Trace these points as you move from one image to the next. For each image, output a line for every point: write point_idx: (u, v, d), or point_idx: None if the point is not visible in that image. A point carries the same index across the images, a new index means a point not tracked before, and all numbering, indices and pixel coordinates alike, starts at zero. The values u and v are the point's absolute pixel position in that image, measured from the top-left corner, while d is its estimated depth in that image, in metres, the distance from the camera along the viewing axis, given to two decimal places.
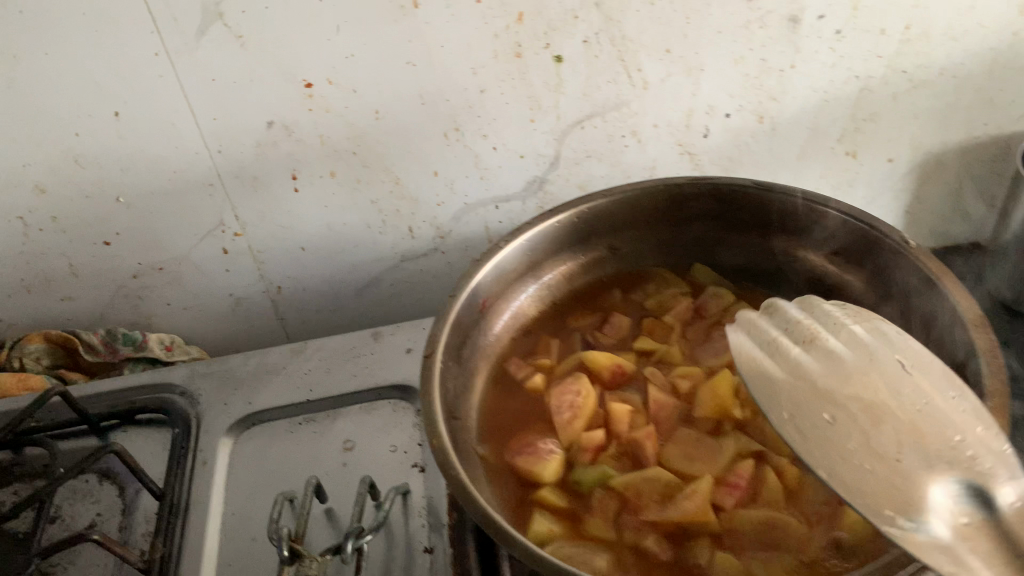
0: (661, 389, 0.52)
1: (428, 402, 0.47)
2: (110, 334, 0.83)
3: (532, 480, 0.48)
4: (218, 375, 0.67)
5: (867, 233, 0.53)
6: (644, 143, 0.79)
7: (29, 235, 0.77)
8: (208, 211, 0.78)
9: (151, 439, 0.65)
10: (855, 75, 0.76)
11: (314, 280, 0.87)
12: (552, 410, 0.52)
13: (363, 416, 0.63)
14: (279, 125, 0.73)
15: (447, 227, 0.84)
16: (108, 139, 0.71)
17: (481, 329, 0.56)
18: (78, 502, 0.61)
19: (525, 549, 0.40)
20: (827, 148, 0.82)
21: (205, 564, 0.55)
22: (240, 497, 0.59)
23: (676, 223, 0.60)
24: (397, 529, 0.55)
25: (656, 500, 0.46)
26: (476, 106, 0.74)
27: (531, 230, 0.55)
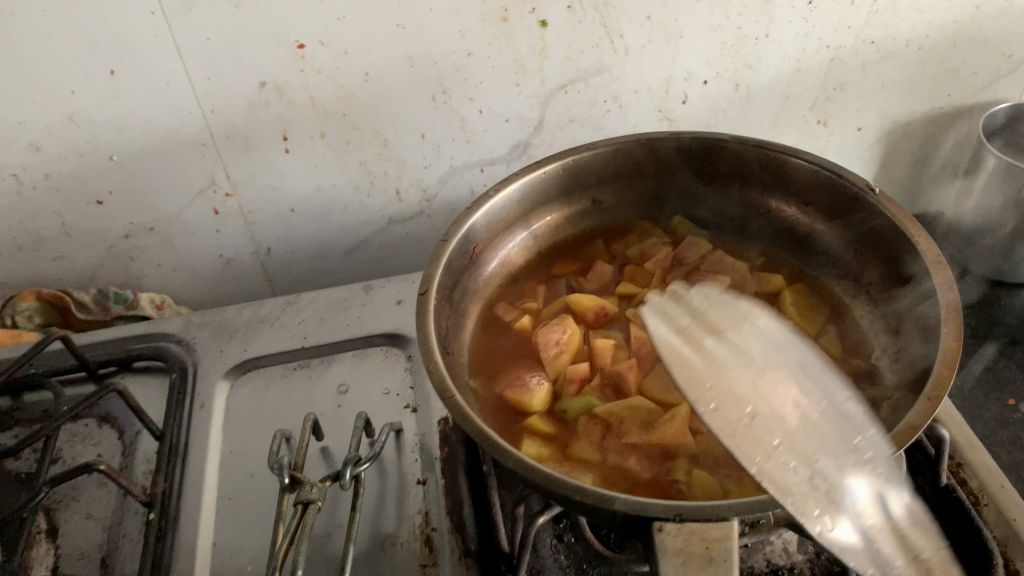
0: (643, 328, 0.56)
1: (424, 334, 0.50)
2: (102, 293, 0.85)
3: (521, 409, 0.51)
4: (213, 325, 0.70)
5: (834, 183, 0.56)
6: (625, 108, 0.82)
7: (22, 193, 0.78)
8: (201, 171, 0.80)
9: (148, 385, 0.67)
10: (827, 45, 0.80)
11: (304, 241, 0.89)
12: (539, 347, 0.55)
13: (356, 362, 0.66)
14: (271, 86, 0.74)
15: (433, 190, 0.87)
16: (103, 98, 0.72)
17: (471, 273, 0.58)
18: (78, 444, 0.63)
19: (518, 461, 0.42)
20: (798, 116, 0.86)
21: (206, 498, 0.57)
22: (239, 437, 0.61)
23: (656, 176, 0.63)
24: (391, 464, 0.58)
25: (637, 426, 0.49)
26: (463, 69, 0.76)
27: (519, 180, 0.58)
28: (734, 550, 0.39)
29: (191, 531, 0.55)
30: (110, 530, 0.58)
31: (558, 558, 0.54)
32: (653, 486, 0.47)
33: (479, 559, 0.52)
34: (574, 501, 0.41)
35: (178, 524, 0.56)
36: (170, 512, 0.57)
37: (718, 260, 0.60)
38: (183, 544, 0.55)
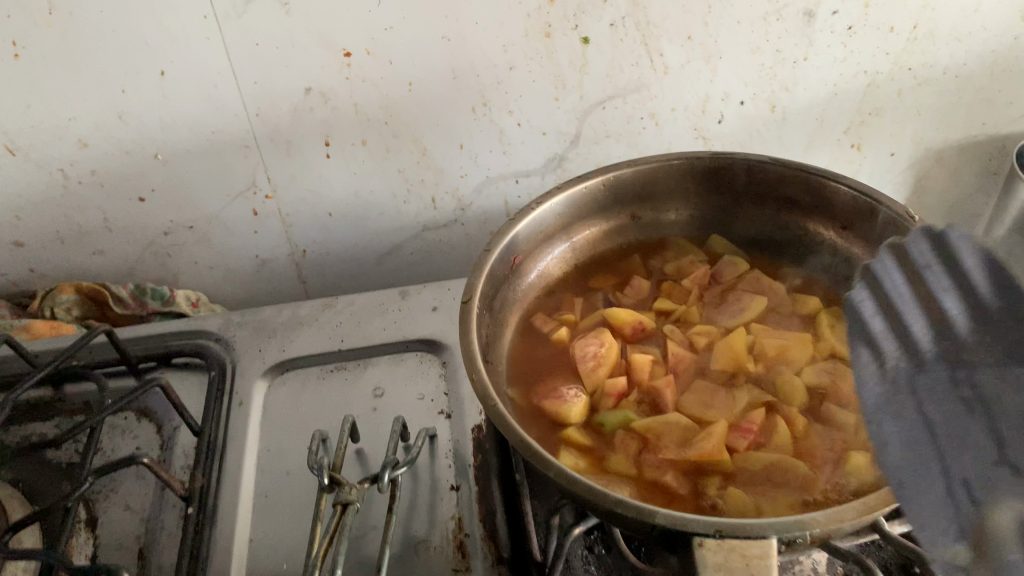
0: (680, 344, 0.57)
1: (466, 341, 0.51)
2: (139, 289, 0.86)
3: (558, 420, 0.52)
4: (252, 324, 0.71)
5: (873, 210, 0.56)
6: (661, 126, 0.83)
7: (68, 188, 0.80)
8: (242, 173, 0.81)
9: (187, 381, 0.68)
10: (864, 71, 0.80)
11: (338, 245, 0.90)
12: (577, 358, 0.56)
13: (392, 366, 0.67)
14: (316, 92, 0.75)
15: (468, 199, 0.88)
16: (153, 98, 0.74)
17: (511, 283, 0.60)
18: (117, 437, 0.64)
19: (559, 471, 0.43)
20: (832, 140, 0.86)
21: (242, 495, 0.58)
22: (276, 436, 0.62)
23: (696, 194, 0.64)
24: (424, 469, 0.59)
25: (674, 441, 0.50)
26: (504, 82, 0.77)
27: (561, 193, 0.59)
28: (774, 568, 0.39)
29: (228, 527, 0.56)
30: (148, 522, 0.59)
31: (589, 570, 0.54)
32: (689, 503, 0.47)
33: (511, 567, 0.53)
34: (612, 513, 0.42)
35: (215, 519, 0.57)
36: (208, 508, 0.58)
37: (755, 279, 0.61)
38: (220, 539, 0.56)
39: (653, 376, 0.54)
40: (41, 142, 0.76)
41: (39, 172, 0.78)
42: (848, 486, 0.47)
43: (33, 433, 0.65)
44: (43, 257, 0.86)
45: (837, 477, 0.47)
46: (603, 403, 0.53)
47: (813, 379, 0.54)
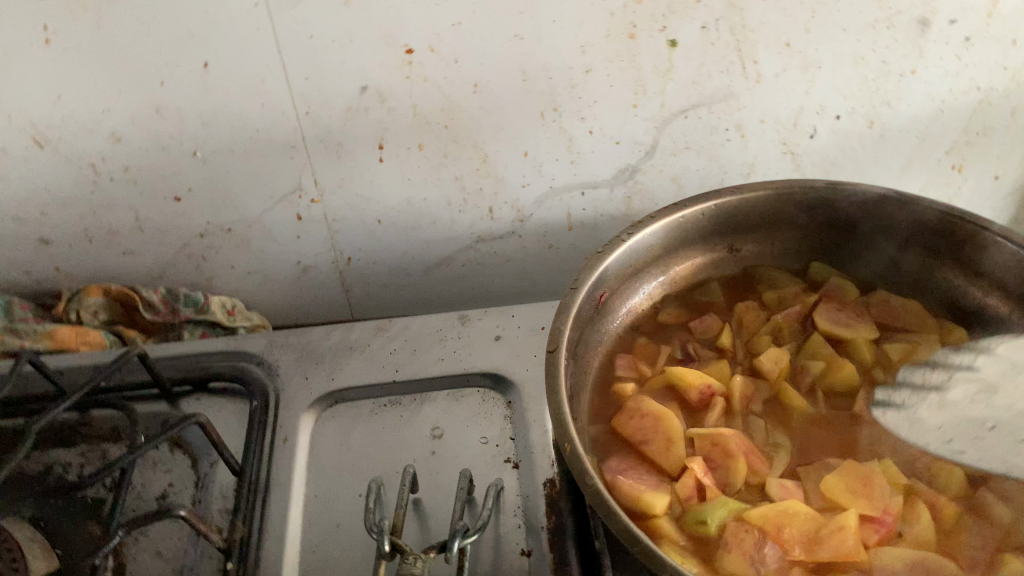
0: (790, 408, 0.50)
1: (555, 397, 0.45)
2: (171, 294, 0.80)
3: (639, 509, 0.44)
4: (297, 348, 0.65)
5: (1019, 260, 0.49)
6: (746, 138, 0.75)
7: (99, 185, 0.74)
8: (288, 174, 0.74)
9: (224, 409, 0.62)
10: (977, 86, 0.72)
11: (386, 254, 0.84)
12: (639, 434, 0.48)
13: (452, 403, 0.60)
14: (373, 91, 0.68)
15: (528, 211, 0.81)
16: (195, 92, 0.67)
17: (596, 323, 0.54)
18: (148, 470, 0.58)
19: (675, 573, 0.37)
20: (932, 160, 0.78)
21: (288, 549, 0.52)
22: (324, 480, 0.56)
23: (803, 227, 0.58)
24: (490, 529, 0.53)
25: (796, 532, 0.43)
26: (579, 86, 0.70)
27: (656, 223, 0.53)
28: None
29: None
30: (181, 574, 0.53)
31: None
32: None
33: None
34: None
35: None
36: (248, 562, 0.52)
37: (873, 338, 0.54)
38: None
39: (745, 451, 0.47)
40: (72, 134, 0.69)
41: (69, 167, 0.72)
42: None
43: (56, 462, 0.59)
44: (70, 256, 0.80)
45: None
46: (696, 486, 0.45)
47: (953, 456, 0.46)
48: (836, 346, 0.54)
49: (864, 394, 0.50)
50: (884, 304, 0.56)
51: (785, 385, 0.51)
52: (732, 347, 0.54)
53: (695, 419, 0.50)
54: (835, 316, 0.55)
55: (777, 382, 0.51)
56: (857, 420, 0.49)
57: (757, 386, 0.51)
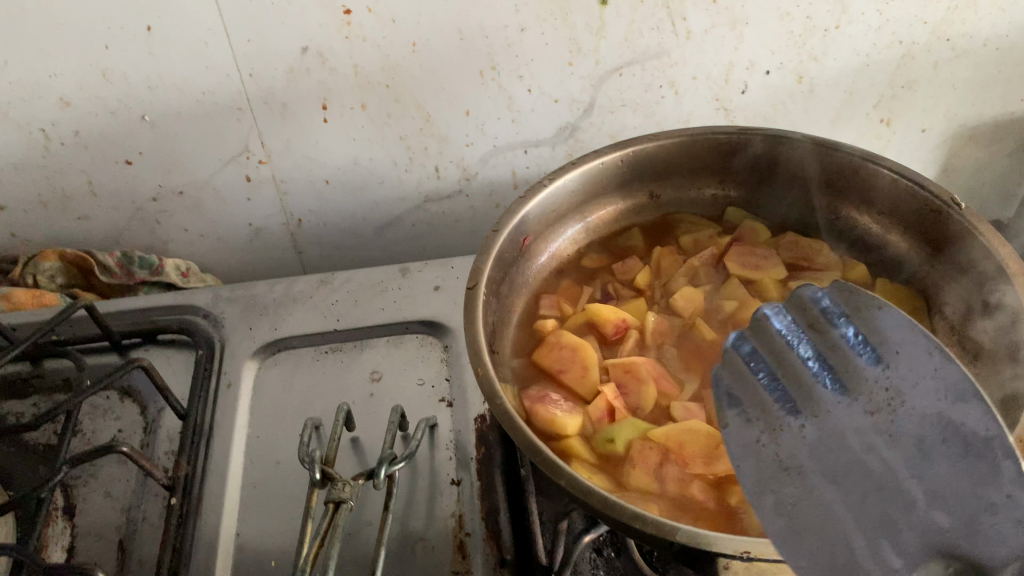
0: (701, 341, 0.53)
1: (472, 329, 0.47)
2: (126, 257, 0.82)
3: (553, 432, 0.47)
4: (243, 300, 0.67)
5: (915, 197, 0.52)
6: (680, 95, 0.78)
7: (49, 149, 0.75)
8: (235, 136, 0.76)
9: (172, 359, 0.64)
10: (900, 41, 0.75)
11: (336, 214, 0.86)
12: (557, 364, 0.51)
13: (391, 348, 0.63)
14: (313, 52, 0.70)
15: (473, 169, 0.83)
16: (138, 55, 0.68)
17: (519, 265, 0.56)
18: (99, 418, 0.61)
19: (573, 481, 0.39)
20: (861, 114, 0.81)
21: (230, 484, 0.55)
22: (266, 421, 0.59)
23: (719, 172, 0.60)
24: (423, 461, 0.55)
25: (698, 450, 0.46)
26: (514, 45, 0.72)
27: (576, 169, 0.56)
28: None
29: (212, 521, 0.53)
30: (129, 512, 0.55)
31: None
32: (715, 518, 0.43)
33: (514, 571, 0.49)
34: (631, 527, 0.38)
35: (199, 511, 0.53)
36: (192, 498, 0.54)
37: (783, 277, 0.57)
38: (204, 535, 0.52)
39: (655, 377, 0.50)
40: (20, 99, 0.71)
41: (19, 132, 0.73)
42: None
43: (9, 413, 0.61)
44: (26, 221, 0.82)
45: None
46: (607, 408, 0.48)
47: None
48: (748, 285, 0.57)
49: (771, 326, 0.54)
50: (792, 244, 0.59)
51: (699, 320, 0.54)
52: (649, 287, 0.58)
53: (610, 350, 0.53)
54: (746, 258, 0.58)
55: (691, 318, 0.54)
56: None
57: (671, 321, 0.55)
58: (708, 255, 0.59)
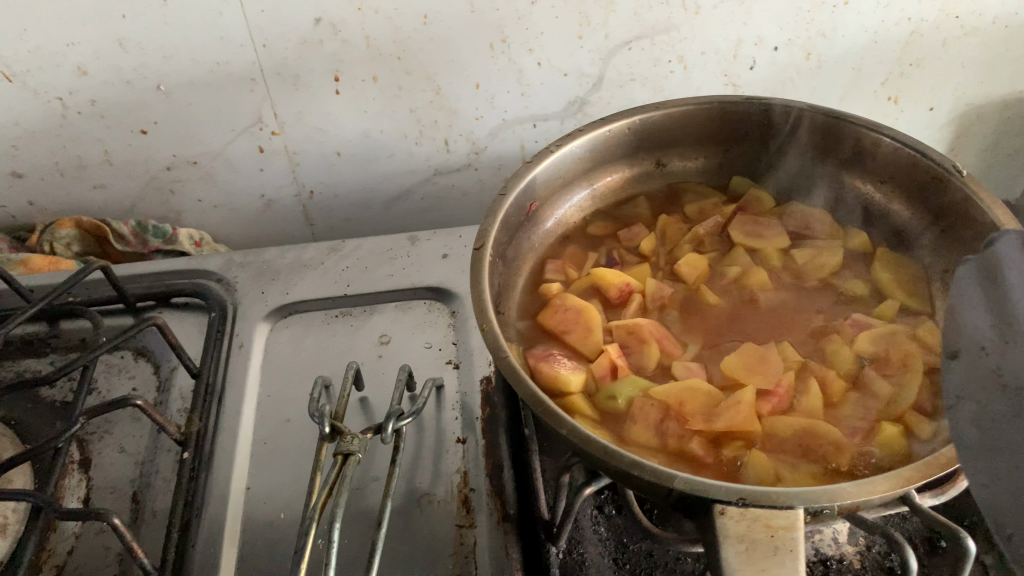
0: (702, 306, 0.54)
1: (478, 288, 0.48)
2: (140, 226, 0.84)
3: (556, 388, 0.48)
4: (255, 266, 0.68)
5: (917, 165, 0.53)
6: (689, 69, 0.79)
7: (66, 118, 0.76)
8: (248, 107, 0.77)
9: (186, 321, 0.66)
10: (908, 18, 0.75)
11: (347, 187, 0.87)
12: (561, 325, 0.52)
13: (399, 313, 0.64)
14: (327, 23, 0.71)
15: (482, 143, 0.84)
16: (154, 25, 0.69)
17: (525, 230, 0.57)
18: (113, 376, 0.62)
19: (574, 431, 0.40)
20: (868, 92, 0.82)
21: (241, 441, 0.56)
22: (277, 381, 0.60)
23: (725, 141, 0.61)
24: (429, 420, 0.57)
25: (698, 407, 0.46)
26: (525, 18, 0.72)
27: (584, 135, 0.56)
28: (801, 541, 0.36)
29: (223, 475, 0.54)
30: (143, 467, 0.57)
31: (598, 529, 0.53)
32: (713, 471, 0.44)
33: (517, 525, 0.51)
34: (630, 475, 0.39)
35: (211, 466, 0.55)
36: (204, 453, 0.56)
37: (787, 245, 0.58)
38: (216, 488, 0.54)
39: (658, 338, 0.51)
40: (37, 68, 0.71)
41: (36, 101, 0.74)
42: (879, 461, 0.44)
43: (27, 370, 0.63)
44: (42, 189, 0.83)
45: (865, 450, 0.45)
46: (610, 366, 0.49)
47: (846, 341, 0.51)
48: (751, 252, 0.58)
49: (773, 293, 0.54)
50: (795, 213, 0.60)
51: (702, 286, 0.55)
52: (654, 253, 0.59)
53: (614, 313, 0.54)
54: (750, 228, 0.59)
55: (694, 284, 0.55)
56: (764, 314, 0.53)
57: (675, 287, 0.55)
58: (713, 224, 0.59)
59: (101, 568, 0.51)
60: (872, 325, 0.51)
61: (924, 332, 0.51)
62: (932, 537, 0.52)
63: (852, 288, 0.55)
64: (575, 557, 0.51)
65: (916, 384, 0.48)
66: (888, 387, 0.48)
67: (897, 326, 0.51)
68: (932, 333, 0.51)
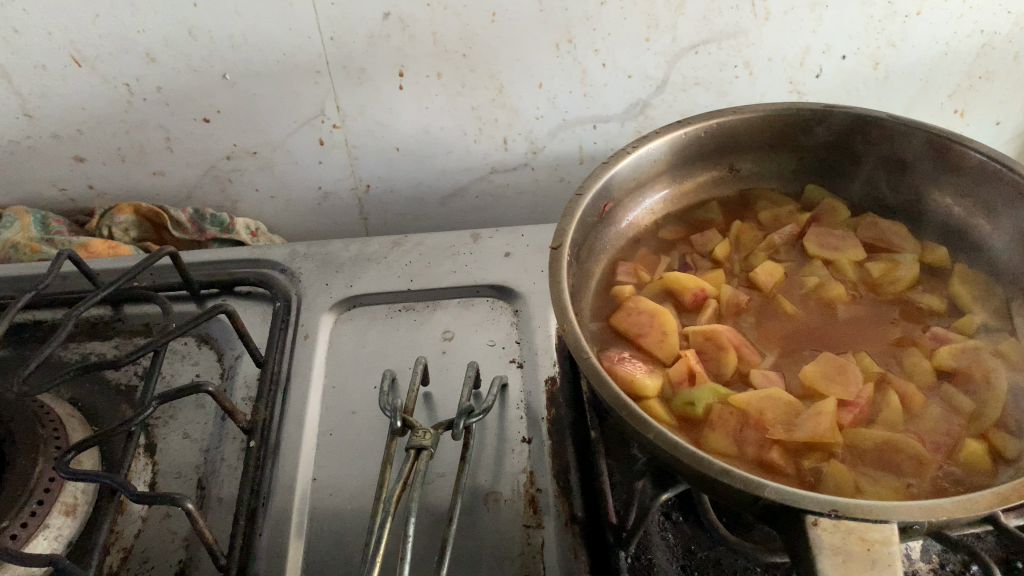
0: (777, 314, 0.54)
1: (557, 287, 0.48)
2: (199, 214, 0.84)
3: (633, 391, 0.48)
4: (319, 257, 0.69)
5: (1002, 179, 0.52)
6: (754, 76, 0.78)
7: (132, 104, 0.77)
8: (312, 99, 0.78)
9: (249, 310, 0.66)
10: (981, 30, 0.74)
11: (403, 181, 0.88)
12: (635, 328, 0.52)
13: (462, 310, 0.64)
14: (395, 17, 0.70)
15: (541, 143, 0.84)
16: (225, 15, 0.69)
17: (598, 231, 0.57)
18: (178, 363, 0.63)
19: (660, 435, 0.40)
20: (935, 104, 0.81)
21: (307, 431, 0.56)
22: (342, 373, 0.60)
23: (799, 149, 0.61)
24: (494, 419, 0.56)
25: (778, 416, 0.46)
26: (593, 19, 0.72)
27: (661, 138, 0.56)
28: (899, 556, 0.35)
29: (289, 465, 0.54)
30: (208, 453, 0.57)
31: (665, 536, 0.53)
32: (796, 482, 0.44)
33: (584, 528, 0.50)
34: (718, 482, 0.38)
35: (277, 455, 0.55)
36: (270, 442, 0.56)
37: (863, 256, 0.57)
38: (282, 477, 0.54)
39: (735, 345, 0.51)
40: (107, 53, 0.72)
41: (104, 86, 0.75)
42: (961, 477, 0.44)
43: (92, 353, 0.63)
44: (104, 174, 0.84)
45: (950, 466, 0.44)
46: (687, 372, 0.49)
47: (925, 355, 0.50)
48: (826, 262, 0.57)
49: (849, 304, 0.54)
50: (870, 225, 0.59)
51: (778, 294, 0.55)
52: (727, 260, 0.59)
53: (687, 318, 0.54)
54: (824, 240, 0.58)
55: (769, 293, 0.55)
56: (841, 324, 0.53)
57: (749, 295, 0.55)
58: (787, 233, 0.59)
59: (168, 553, 0.52)
60: (952, 339, 0.50)
61: (1005, 347, 0.50)
62: (1008, 558, 0.51)
63: (931, 302, 0.54)
64: (643, 562, 0.51)
65: (999, 401, 0.47)
66: (970, 403, 0.47)
67: (977, 342, 0.50)
68: (1013, 350, 0.50)
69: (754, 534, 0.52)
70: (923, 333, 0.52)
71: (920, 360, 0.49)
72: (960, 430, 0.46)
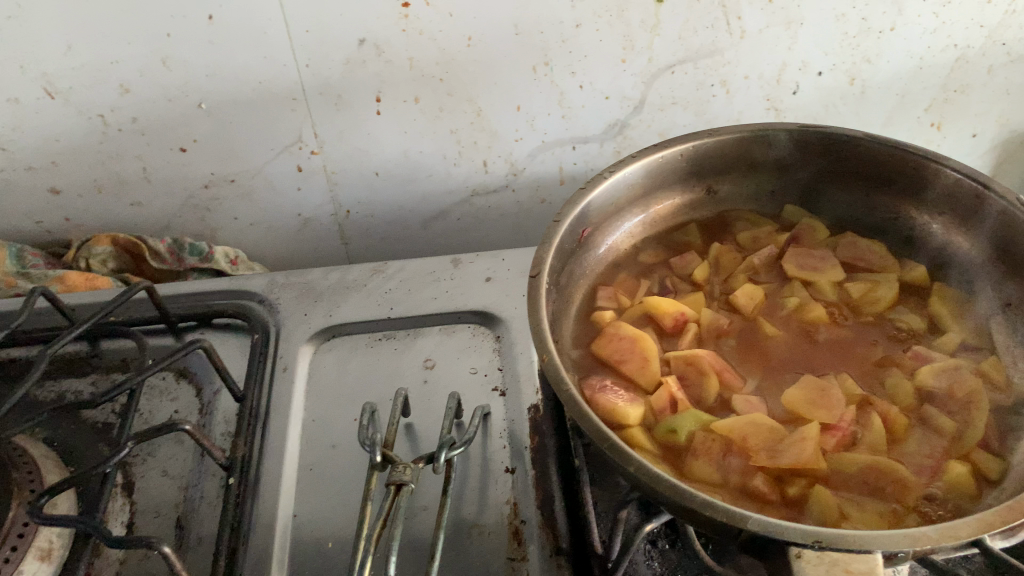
0: (759, 337, 0.53)
1: (535, 317, 0.47)
2: (177, 244, 0.83)
3: (615, 421, 0.47)
4: (298, 287, 0.68)
5: (978, 196, 0.52)
6: (732, 94, 0.78)
7: (107, 135, 0.76)
8: (290, 126, 0.77)
9: (228, 342, 0.65)
10: (955, 44, 0.74)
11: (383, 206, 0.87)
12: (616, 354, 0.52)
13: (444, 337, 0.64)
14: (371, 43, 0.70)
15: (521, 164, 0.84)
16: (199, 44, 0.69)
17: (577, 257, 0.57)
18: (156, 399, 0.62)
19: (641, 467, 0.39)
20: (912, 117, 0.81)
21: (287, 466, 0.55)
22: (323, 405, 0.59)
23: (776, 170, 0.61)
24: (476, 448, 0.56)
25: (762, 442, 0.45)
26: (569, 41, 0.72)
27: (637, 162, 0.56)
28: None
29: (269, 502, 0.53)
30: (186, 491, 0.56)
31: (652, 565, 0.52)
32: (780, 510, 0.43)
33: (570, 559, 0.50)
34: (700, 515, 0.38)
35: (257, 492, 0.54)
36: (250, 479, 0.55)
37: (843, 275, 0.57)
38: (262, 515, 0.53)
39: (716, 370, 0.50)
40: (81, 85, 0.71)
41: (79, 118, 0.74)
42: (945, 499, 0.43)
43: (68, 391, 0.62)
44: (80, 206, 0.83)
45: (934, 489, 0.44)
46: (670, 400, 0.49)
47: (907, 375, 0.50)
48: (807, 283, 0.57)
49: (830, 325, 0.54)
50: (849, 244, 0.59)
51: (759, 317, 0.55)
52: (707, 283, 0.58)
53: (668, 343, 0.53)
54: (804, 260, 0.58)
55: (751, 315, 0.55)
56: (822, 346, 0.53)
57: (729, 318, 0.55)
58: (767, 254, 0.59)
59: None
60: (933, 358, 0.50)
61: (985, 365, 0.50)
62: None
63: (912, 320, 0.54)
64: None
65: (981, 421, 0.47)
66: (952, 423, 0.47)
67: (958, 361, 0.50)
68: (993, 368, 0.50)
69: (741, 560, 0.51)
70: (905, 353, 0.51)
71: (902, 381, 0.49)
72: (943, 451, 0.46)
